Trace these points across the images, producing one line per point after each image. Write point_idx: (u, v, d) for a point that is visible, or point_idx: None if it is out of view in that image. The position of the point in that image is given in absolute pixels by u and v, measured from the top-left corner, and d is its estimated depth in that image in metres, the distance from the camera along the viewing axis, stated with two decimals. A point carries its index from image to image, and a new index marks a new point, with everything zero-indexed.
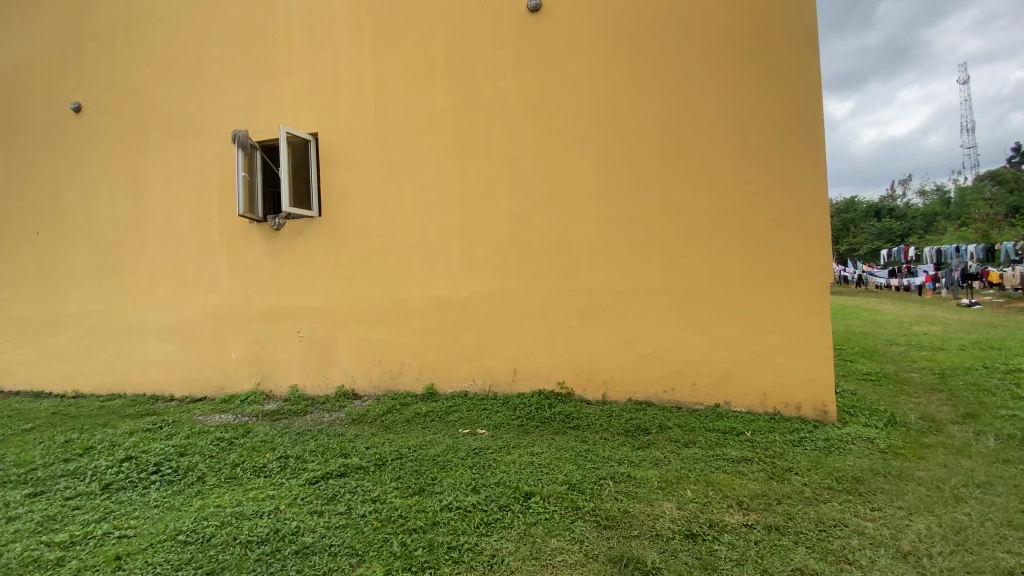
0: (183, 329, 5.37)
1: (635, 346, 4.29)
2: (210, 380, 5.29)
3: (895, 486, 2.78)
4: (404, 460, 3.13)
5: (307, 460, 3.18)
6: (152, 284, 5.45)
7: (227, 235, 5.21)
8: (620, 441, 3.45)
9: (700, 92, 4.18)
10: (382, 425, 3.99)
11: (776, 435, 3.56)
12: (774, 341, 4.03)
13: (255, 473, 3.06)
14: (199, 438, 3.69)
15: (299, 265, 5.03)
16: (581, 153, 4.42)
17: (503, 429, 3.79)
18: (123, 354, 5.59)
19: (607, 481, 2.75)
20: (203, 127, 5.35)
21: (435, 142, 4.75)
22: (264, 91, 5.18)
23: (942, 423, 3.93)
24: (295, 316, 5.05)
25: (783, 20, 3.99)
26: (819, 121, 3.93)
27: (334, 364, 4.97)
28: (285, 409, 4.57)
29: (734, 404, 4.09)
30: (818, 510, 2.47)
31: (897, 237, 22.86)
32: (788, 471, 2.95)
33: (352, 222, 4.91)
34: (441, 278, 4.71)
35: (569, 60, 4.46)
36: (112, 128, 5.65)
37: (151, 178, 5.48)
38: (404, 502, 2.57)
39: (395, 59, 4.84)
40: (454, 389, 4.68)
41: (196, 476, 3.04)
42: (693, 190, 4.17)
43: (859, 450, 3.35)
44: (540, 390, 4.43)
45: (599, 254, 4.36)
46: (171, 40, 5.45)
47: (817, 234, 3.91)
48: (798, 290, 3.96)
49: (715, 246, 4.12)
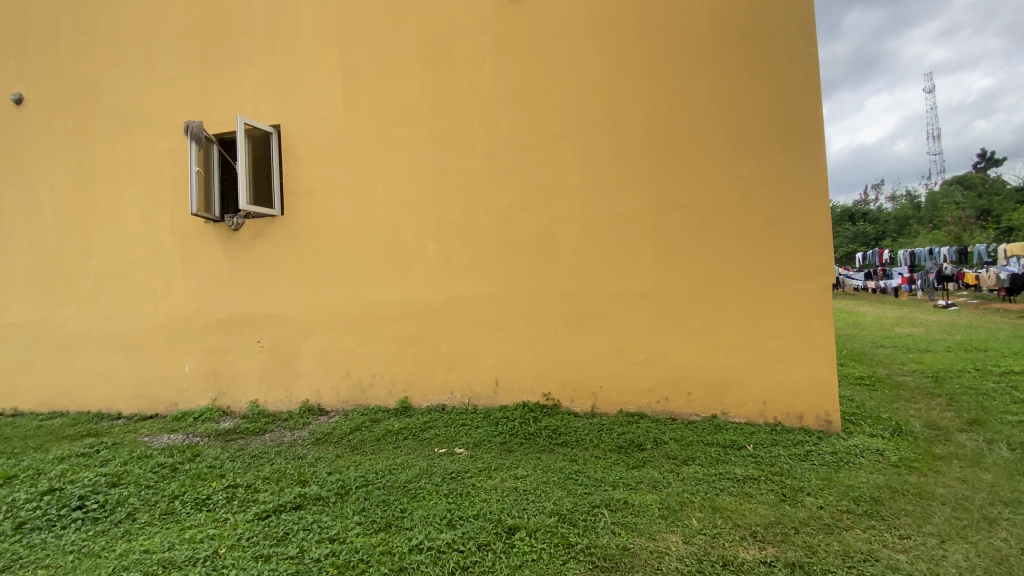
0: (132, 339, 4.89)
1: (626, 353, 3.98)
2: (162, 397, 4.82)
3: (918, 507, 2.50)
4: (370, 488, 2.75)
5: (258, 490, 2.78)
6: (99, 291, 4.97)
7: (181, 236, 4.77)
8: (612, 459, 3.13)
9: (692, 81, 3.92)
10: (348, 445, 3.60)
11: (779, 448, 3.28)
12: (773, 346, 3.76)
13: (195, 507, 2.64)
14: (139, 464, 3.25)
15: (259, 269, 4.61)
16: (567, 146, 4.12)
17: (483, 448, 3.43)
18: (66, 368, 5.08)
19: (601, 510, 2.41)
20: (155, 119, 4.90)
21: (409, 134, 4.40)
22: (222, 81, 4.77)
23: (950, 431, 3.69)
24: (256, 325, 4.63)
25: (777, 5, 3.75)
26: (818, 111, 3.68)
27: (298, 377, 4.55)
28: (242, 427, 4.13)
29: (732, 415, 3.81)
30: (843, 540, 2.17)
31: (872, 240, 23.16)
32: (800, 492, 2.66)
33: (319, 222, 4.52)
34: (415, 281, 4.35)
35: (552, 47, 4.16)
36: (56, 122, 5.16)
37: (98, 174, 5.01)
38: (367, 541, 2.20)
39: (365, 46, 4.49)
40: (431, 402, 4.30)
41: (126, 513, 2.62)
42: (686, 185, 3.89)
43: (869, 464, 3.08)
44: (524, 403, 4.09)
45: (587, 255, 4.05)
46: (121, 25, 5.00)
47: (817, 231, 3.66)
48: (798, 291, 3.70)
49: (710, 244, 3.84)
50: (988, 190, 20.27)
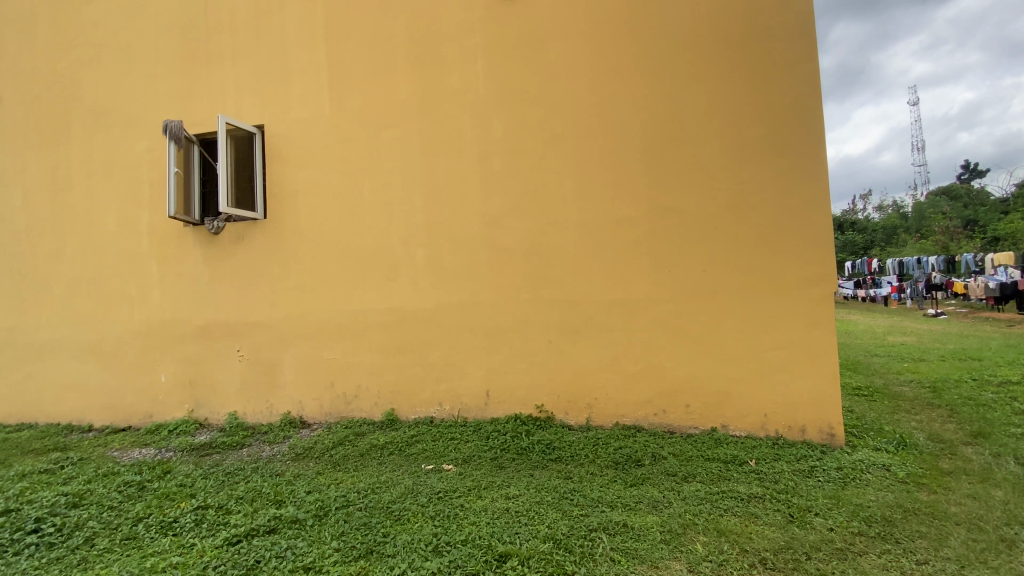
0: (105, 347, 4.66)
1: (622, 363, 3.83)
2: (136, 408, 4.59)
3: (933, 528, 2.36)
4: (351, 509, 2.56)
5: (230, 512, 2.59)
6: (71, 296, 4.75)
7: (158, 240, 4.57)
8: (609, 477, 2.97)
9: (689, 83, 3.81)
10: (330, 461, 3.40)
11: (783, 464, 3.14)
12: (773, 356, 3.62)
13: (160, 531, 2.44)
14: (104, 483, 3.04)
15: (240, 275, 4.42)
16: (561, 149, 3.99)
17: (472, 464, 3.26)
18: (35, 378, 4.84)
19: (599, 535, 2.24)
20: (134, 118, 4.72)
21: (398, 136, 4.25)
22: (204, 80, 4.60)
23: (955, 445, 3.57)
24: (236, 333, 4.43)
25: (776, 7, 3.66)
26: (819, 115, 3.58)
27: (279, 388, 4.35)
28: (218, 441, 3.91)
29: (732, 429, 3.67)
30: (858, 567, 2.03)
31: (860, 249, 23.32)
32: (808, 513, 2.51)
33: (303, 226, 4.34)
34: (402, 287, 4.18)
35: (546, 48, 4.04)
36: (30, 122, 4.95)
37: (73, 175, 4.80)
38: (345, 571, 2.03)
39: (353, 45, 4.34)
40: (418, 415, 4.12)
41: (85, 537, 2.41)
42: (684, 190, 3.77)
43: (877, 480, 2.95)
44: (516, 416, 3.92)
45: (581, 261, 3.91)
46: (100, 22, 4.81)
47: (818, 237, 3.55)
48: (799, 300, 3.58)
49: (709, 250, 3.72)
50: (973, 201, 20.48)
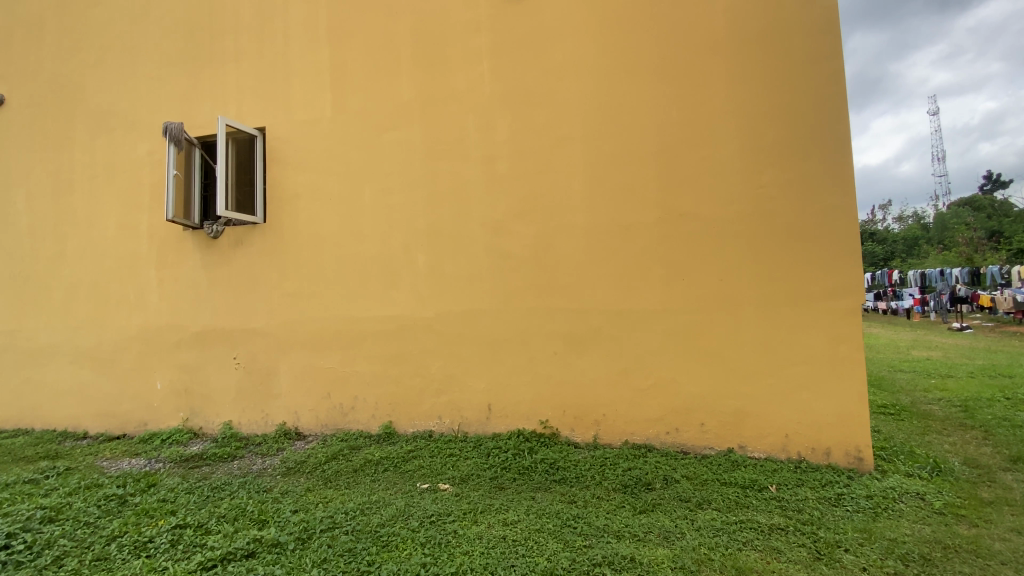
0: (100, 352, 4.57)
1: (631, 378, 3.62)
2: (131, 416, 4.49)
3: (977, 570, 2.12)
4: (336, 533, 2.38)
5: (209, 533, 2.42)
6: (69, 300, 4.67)
7: (157, 244, 4.48)
8: (617, 502, 2.76)
9: (705, 83, 3.62)
10: (322, 476, 3.24)
11: (806, 491, 2.89)
12: (794, 373, 3.39)
13: (133, 552, 2.28)
14: (84, 496, 2.89)
15: (238, 281, 4.30)
16: (569, 153, 3.81)
17: (470, 484, 3.07)
18: (31, 383, 4.76)
19: (603, 572, 2.03)
20: (136, 120, 4.65)
21: (400, 139, 4.11)
22: (206, 82, 4.52)
23: (993, 471, 3.28)
24: (233, 340, 4.30)
25: (796, 3, 3.47)
26: (842, 116, 3.36)
27: (275, 398, 4.21)
28: (208, 453, 3.77)
29: (750, 449, 3.43)
30: None
31: (881, 260, 22.69)
32: (837, 548, 2.27)
33: (303, 231, 4.22)
34: (403, 294, 4.02)
35: (554, 48, 3.88)
36: (36, 124, 4.92)
37: (76, 178, 4.74)
38: None
39: (356, 46, 4.23)
40: (417, 428, 3.95)
41: (52, 557, 2.25)
42: (698, 195, 3.57)
43: (911, 510, 2.69)
44: (519, 431, 3.72)
45: (589, 269, 3.72)
46: (106, 24, 4.77)
47: (842, 246, 3.32)
48: (822, 312, 3.34)
49: (725, 258, 3.50)
50: (997, 211, 19.81)
